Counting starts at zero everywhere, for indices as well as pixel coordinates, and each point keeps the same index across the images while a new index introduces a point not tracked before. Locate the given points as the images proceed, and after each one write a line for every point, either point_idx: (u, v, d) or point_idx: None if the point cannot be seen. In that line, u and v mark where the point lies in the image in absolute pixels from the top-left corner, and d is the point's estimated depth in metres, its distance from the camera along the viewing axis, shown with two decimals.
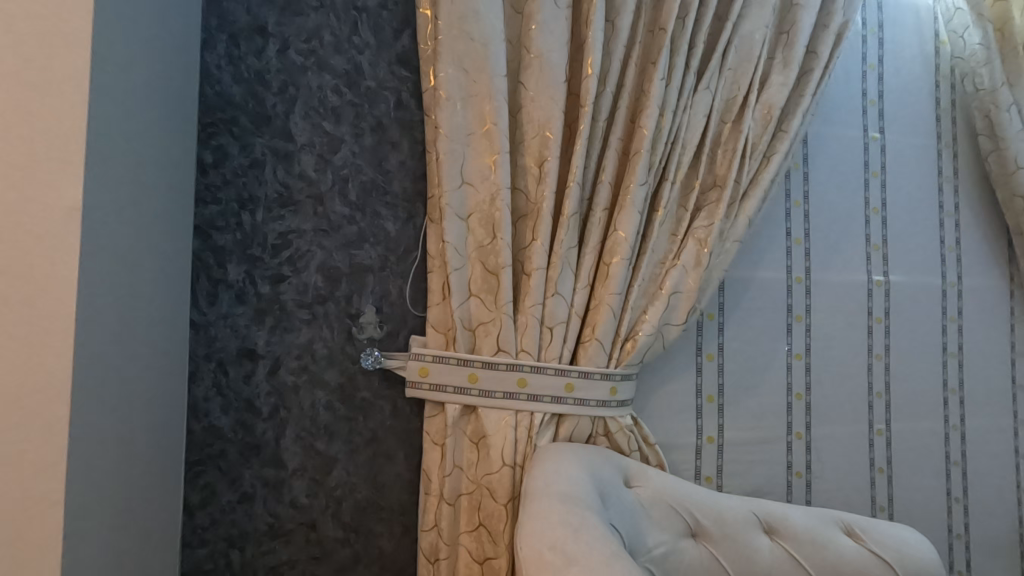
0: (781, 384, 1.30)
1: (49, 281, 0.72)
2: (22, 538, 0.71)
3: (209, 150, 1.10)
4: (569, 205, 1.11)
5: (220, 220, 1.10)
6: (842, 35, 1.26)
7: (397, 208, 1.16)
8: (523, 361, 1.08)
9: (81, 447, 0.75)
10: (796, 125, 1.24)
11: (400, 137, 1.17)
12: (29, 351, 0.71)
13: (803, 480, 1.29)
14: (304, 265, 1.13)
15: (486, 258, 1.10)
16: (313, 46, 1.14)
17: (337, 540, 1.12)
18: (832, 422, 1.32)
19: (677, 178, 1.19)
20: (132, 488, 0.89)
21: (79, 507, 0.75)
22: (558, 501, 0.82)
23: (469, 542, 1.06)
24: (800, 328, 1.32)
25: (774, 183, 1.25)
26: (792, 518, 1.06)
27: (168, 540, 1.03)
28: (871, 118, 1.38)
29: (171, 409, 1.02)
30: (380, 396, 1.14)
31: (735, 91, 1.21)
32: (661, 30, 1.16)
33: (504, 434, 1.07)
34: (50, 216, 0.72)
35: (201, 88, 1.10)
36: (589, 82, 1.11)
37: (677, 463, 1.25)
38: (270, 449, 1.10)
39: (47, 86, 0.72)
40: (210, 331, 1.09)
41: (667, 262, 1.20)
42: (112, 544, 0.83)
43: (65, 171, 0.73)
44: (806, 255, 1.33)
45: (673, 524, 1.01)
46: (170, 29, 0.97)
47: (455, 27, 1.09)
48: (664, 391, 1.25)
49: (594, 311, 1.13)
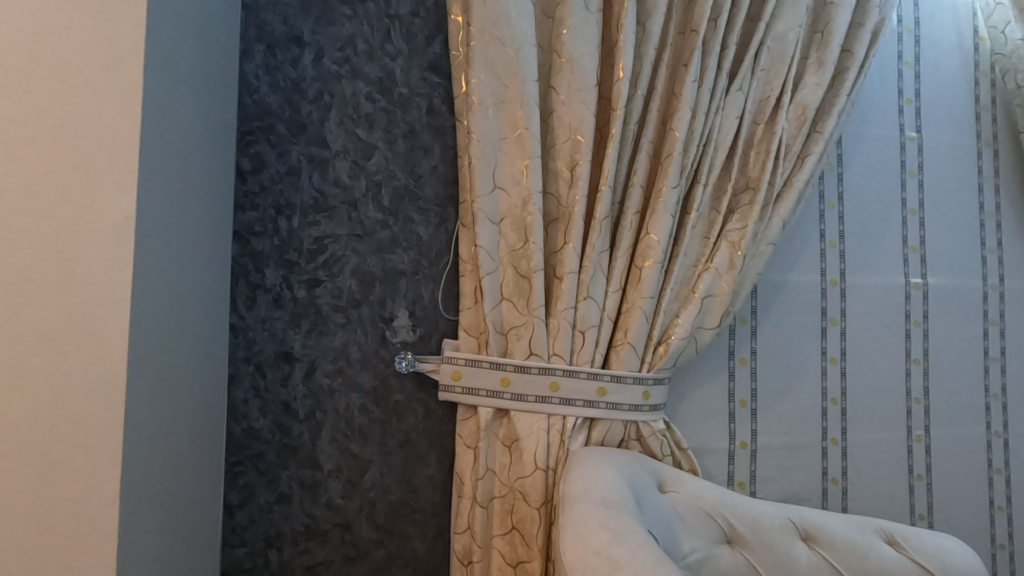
0: (816, 389, 1.28)
1: (104, 289, 0.76)
2: (80, 534, 0.74)
3: (247, 157, 1.13)
4: (601, 209, 1.11)
5: (258, 226, 1.13)
6: (879, 32, 1.23)
7: (429, 213, 1.17)
8: (555, 364, 1.09)
9: (133, 447, 0.79)
10: (832, 126, 1.22)
11: (431, 143, 1.18)
12: (87, 355, 0.75)
13: (839, 487, 1.27)
14: (339, 270, 1.14)
15: (518, 262, 1.11)
16: (347, 54, 1.16)
17: (371, 541, 1.13)
18: (869, 428, 1.29)
19: (709, 180, 1.18)
20: (179, 488, 0.92)
21: (133, 504, 0.79)
22: (596, 507, 0.82)
23: (502, 545, 1.06)
24: (835, 332, 1.29)
25: (809, 184, 1.23)
26: (830, 526, 1.04)
27: (210, 539, 1.06)
28: (907, 118, 1.35)
29: (212, 411, 1.05)
30: (413, 399, 1.15)
31: (768, 92, 1.20)
32: (692, 32, 1.15)
33: (537, 438, 1.07)
34: (106, 225, 0.76)
35: (240, 98, 1.13)
36: (621, 86, 1.11)
37: (710, 468, 1.24)
38: (306, 450, 1.12)
39: (102, 101, 0.76)
40: (248, 335, 1.12)
41: (699, 264, 1.19)
42: (161, 542, 0.86)
43: (120, 183, 0.77)
44: (840, 258, 1.31)
45: (708, 530, 1.00)
46: (213, 42, 1.00)
47: (488, 33, 1.10)
48: (695, 394, 1.24)
49: (626, 315, 1.13)
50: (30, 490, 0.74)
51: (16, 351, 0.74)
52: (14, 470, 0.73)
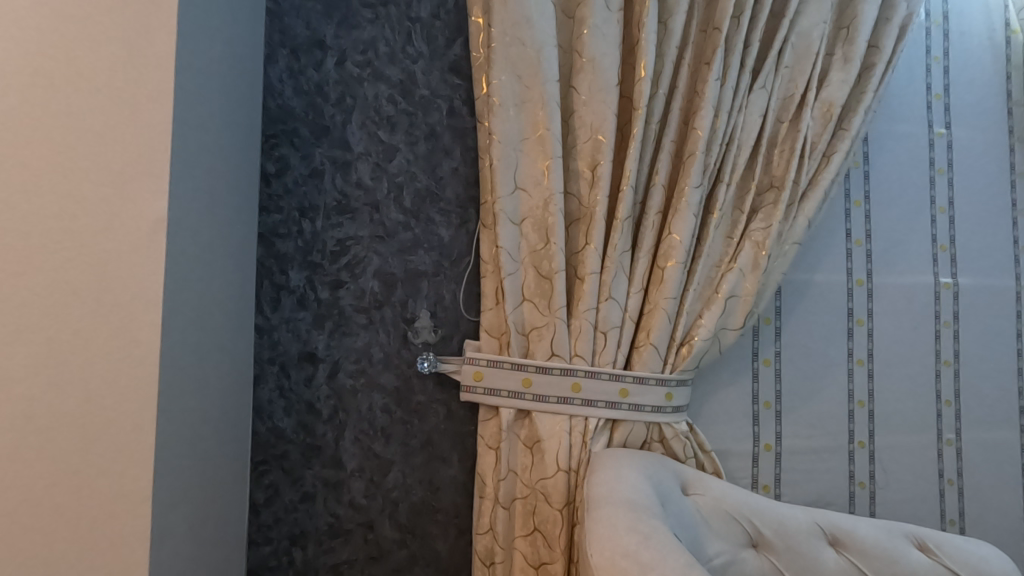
0: (842, 391, 1.26)
1: (137, 292, 0.78)
2: (113, 531, 0.76)
3: (272, 160, 1.14)
4: (622, 209, 1.10)
5: (283, 228, 1.14)
6: (906, 27, 1.21)
7: (450, 215, 1.18)
8: (577, 365, 1.08)
9: (165, 446, 0.80)
10: (858, 122, 1.20)
11: (452, 144, 1.18)
12: (119, 355, 0.77)
13: (867, 491, 1.25)
14: (362, 271, 1.15)
15: (540, 263, 1.11)
16: (369, 57, 1.17)
17: (394, 541, 1.14)
18: (897, 431, 1.26)
19: (733, 179, 1.17)
20: (208, 487, 0.93)
21: (165, 502, 0.80)
22: (622, 509, 0.81)
23: (525, 546, 1.06)
24: (862, 333, 1.27)
25: (835, 182, 1.21)
26: (859, 531, 1.02)
27: (236, 537, 1.07)
28: (936, 113, 1.32)
29: (239, 411, 1.06)
30: (435, 399, 1.15)
31: (793, 89, 1.18)
32: (714, 30, 1.14)
33: (559, 439, 1.07)
34: (138, 227, 0.78)
35: (265, 101, 1.14)
36: (642, 85, 1.10)
37: (734, 470, 1.22)
38: (330, 450, 1.13)
39: (134, 106, 0.78)
40: (273, 335, 1.13)
41: (722, 264, 1.17)
42: (191, 539, 0.88)
43: (153, 187, 0.79)
44: (867, 257, 1.28)
45: (733, 533, 0.99)
46: (240, 47, 1.02)
47: (509, 34, 1.10)
48: (718, 396, 1.23)
49: (648, 316, 1.12)
50: (68, 488, 0.76)
51: (55, 352, 0.76)
52: (53, 467, 0.76)
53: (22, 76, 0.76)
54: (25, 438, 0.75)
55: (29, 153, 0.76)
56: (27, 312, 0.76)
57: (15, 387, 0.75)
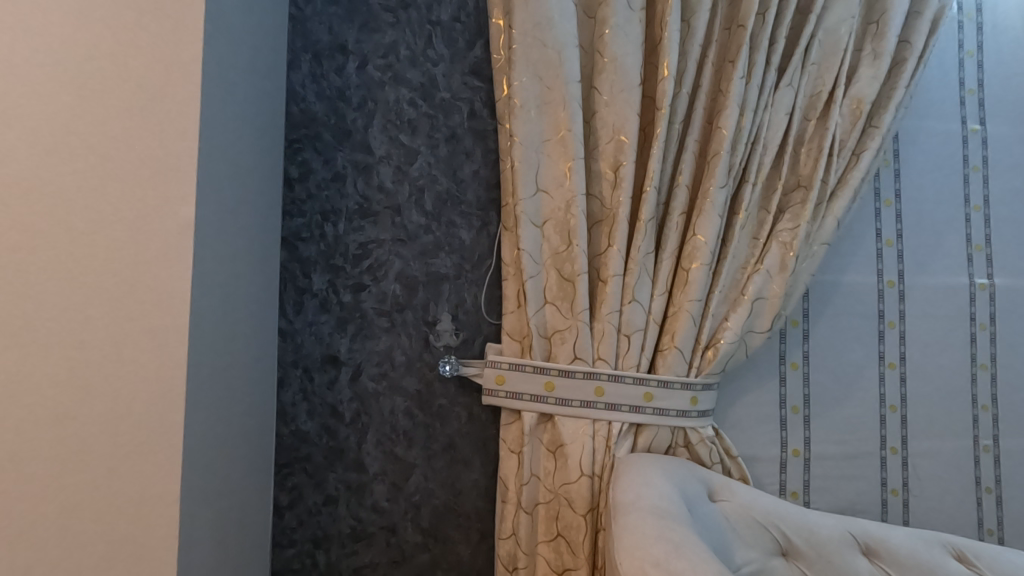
0: (873, 396, 1.22)
1: (164, 296, 0.79)
2: (141, 533, 0.77)
3: (295, 164, 1.15)
4: (646, 210, 1.09)
5: (305, 232, 1.15)
6: (938, 21, 1.18)
7: (472, 217, 1.17)
8: (600, 369, 1.07)
9: (192, 450, 0.81)
10: (889, 120, 1.16)
11: (473, 147, 1.18)
12: (148, 359, 0.78)
13: (900, 498, 1.21)
14: (383, 274, 1.15)
15: (562, 266, 1.10)
16: (390, 61, 1.17)
17: (416, 545, 1.14)
18: (931, 437, 1.22)
19: (759, 179, 1.14)
20: (233, 489, 0.94)
21: (192, 505, 0.81)
22: (651, 516, 0.80)
23: (548, 552, 1.05)
24: (893, 336, 1.23)
25: (865, 181, 1.18)
26: (894, 541, 0.98)
27: (261, 540, 1.08)
28: (969, 109, 1.28)
29: (263, 414, 1.07)
30: (457, 403, 1.15)
31: (820, 86, 1.16)
32: (739, 27, 1.12)
33: (582, 443, 1.06)
34: (166, 232, 0.79)
35: (288, 107, 1.15)
36: (665, 84, 1.08)
37: (761, 477, 1.19)
38: (352, 453, 1.14)
39: (162, 112, 0.80)
40: (296, 339, 1.14)
41: (749, 266, 1.15)
42: (217, 541, 0.89)
43: (179, 192, 0.79)
44: (898, 258, 1.25)
45: (762, 541, 0.96)
46: (263, 53, 1.03)
47: (530, 35, 1.10)
48: (744, 400, 1.20)
49: (673, 319, 1.11)
50: (97, 490, 0.77)
51: (85, 355, 0.77)
52: (82, 470, 0.77)
53: (53, 85, 0.78)
54: (55, 441, 0.76)
55: (61, 159, 0.78)
56: (57, 317, 0.77)
57: (46, 390, 0.76)
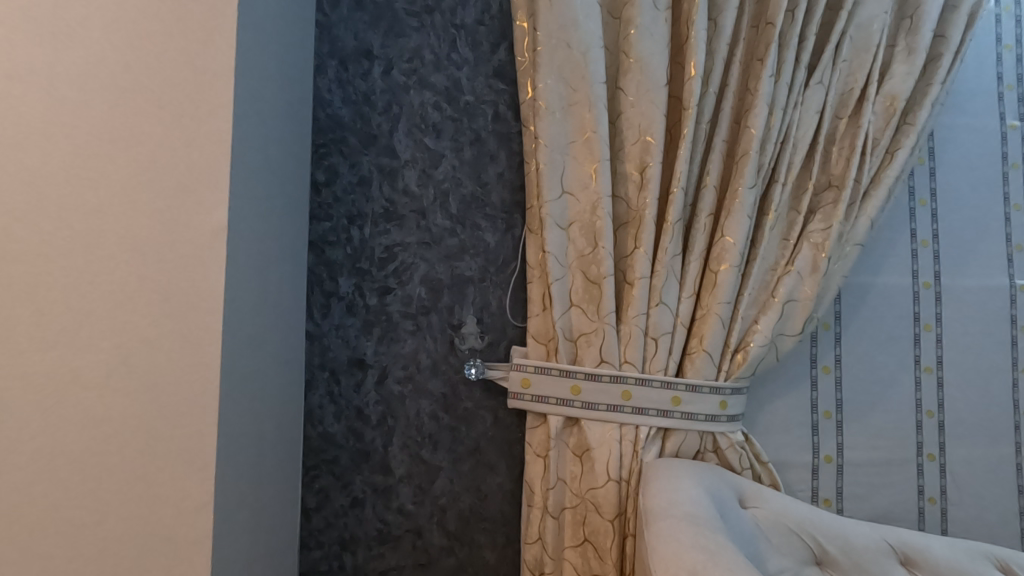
0: (909, 401, 1.19)
1: (198, 300, 0.80)
2: (176, 533, 0.78)
3: (321, 169, 1.16)
4: (673, 211, 1.07)
5: (332, 235, 1.16)
6: (976, 14, 1.14)
7: (496, 220, 1.17)
8: (627, 373, 1.06)
9: (225, 451, 0.82)
10: (924, 117, 1.13)
11: (498, 149, 1.18)
12: (182, 362, 0.79)
13: (938, 507, 1.17)
14: (409, 277, 1.16)
15: (587, 268, 1.09)
16: (415, 66, 1.18)
17: (442, 548, 1.14)
18: (970, 444, 1.18)
19: (789, 179, 1.12)
20: (264, 491, 0.95)
21: (225, 506, 0.82)
22: (684, 523, 0.78)
23: (575, 557, 1.04)
24: (929, 339, 1.20)
25: (900, 180, 1.15)
26: (934, 550, 0.95)
27: (290, 541, 1.09)
28: (1008, 105, 1.24)
29: (292, 417, 1.08)
30: (482, 406, 1.15)
31: (851, 83, 1.13)
32: (767, 25, 1.10)
33: (610, 447, 1.05)
34: (201, 236, 0.80)
35: (315, 112, 1.16)
36: (693, 84, 1.07)
37: (792, 483, 1.17)
38: (379, 455, 1.14)
39: (197, 118, 0.81)
40: (323, 341, 1.15)
41: (779, 268, 1.13)
42: (249, 543, 0.89)
43: (212, 196, 0.81)
44: (934, 259, 1.21)
45: (796, 549, 0.94)
46: (291, 59, 1.04)
47: (555, 37, 1.09)
48: (774, 405, 1.18)
49: (700, 322, 1.09)
50: (133, 490, 0.78)
51: (121, 357, 0.79)
52: (119, 470, 0.78)
53: (92, 94, 0.80)
54: (94, 441, 0.78)
55: (99, 166, 0.80)
56: (95, 320, 0.79)
57: (83, 392, 0.78)
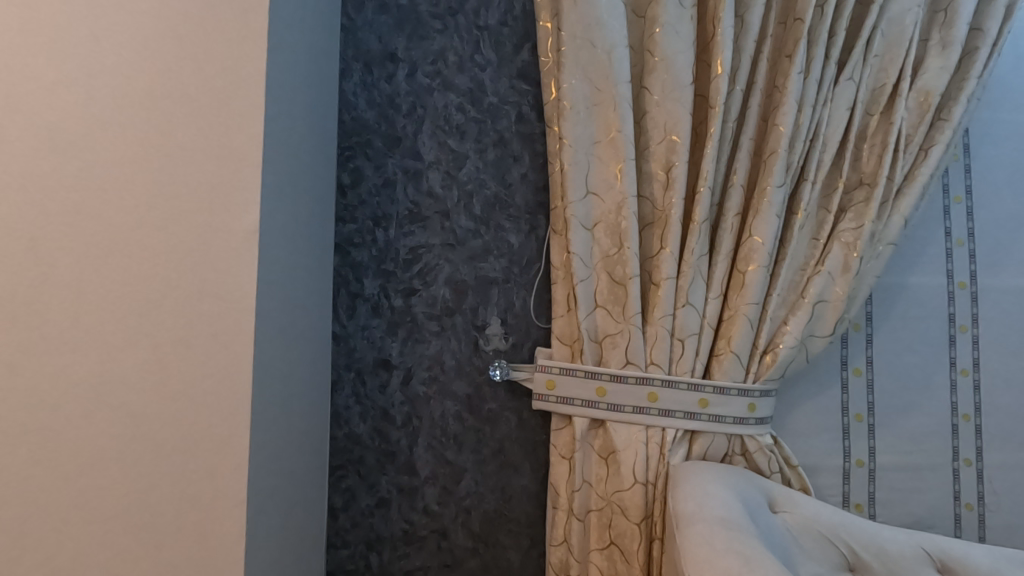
0: (944, 404, 1.16)
1: (231, 301, 0.81)
2: (210, 529, 0.79)
3: (347, 171, 1.17)
4: (700, 211, 1.06)
5: (357, 237, 1.17)
6: (1013, 6, 1.11)
7: (520, 221, 1.17)
8: (653, 374, 1.05)
9: (257, 451, 0.83)
10: (959, 112, 1.10)
11: (521, 150, 1.18)
12: (215, 362, 0.81)
13: (975, 514, 1.14)
14: (433, 279, 1.16)
15: (613, 268, 1.08)
16: (439, 68, 1.18)
17: (467, 549, 1.14)
18: (1008, 449, 1.15)
19: (818, 177, 1.10)
20: (293, 490, 0.96)
21: (257, 504, 0.83)
22: (716, 527, 0.77)
23: (601, 560, 1.03)
24: (965, 340, 1.16)
25: (934, 178, 1.12)
26: (975, 558, 0.92)
27: (317, 540, 1.10)
28: None
29: (319, 417, 1.09)
30: (507, 407, 1.15)
31: (883, 79, 1.10)
32: (796, 21, 1.08)
33: (636, 450, 1.04)
34: (232, 239, 0.81)
35: (340, 115, 1.17)
36: (719, 82, 1.06)
37: (823, 487, 1.14)
38: (404, 456, 1.14)
39: (228, 122, 0.82)
40: (349, 342, 1.16)
41: (808, 268, 1.10)
42: (278, 541, 0.90)
43: (244, 199, 0.82)
44: (970, 258, 1.18)
45: (829, 556, 0.92)
46: (317, 62, 1.05)
47: (579, 36, 1.09)
48: (803, 407, 1.16)
49: (728, 322, 1.07)
50: (167, 489, 0.80)
51: (156, 358, 0.80)
52: (154, 467, 0.80)
53: (129, 100, 0.82)
54: (131, 439, 0.80)
55: (133, 171, 0.81)
56: (132, 321, 0.80)
57: (121, 392, 0.80)
